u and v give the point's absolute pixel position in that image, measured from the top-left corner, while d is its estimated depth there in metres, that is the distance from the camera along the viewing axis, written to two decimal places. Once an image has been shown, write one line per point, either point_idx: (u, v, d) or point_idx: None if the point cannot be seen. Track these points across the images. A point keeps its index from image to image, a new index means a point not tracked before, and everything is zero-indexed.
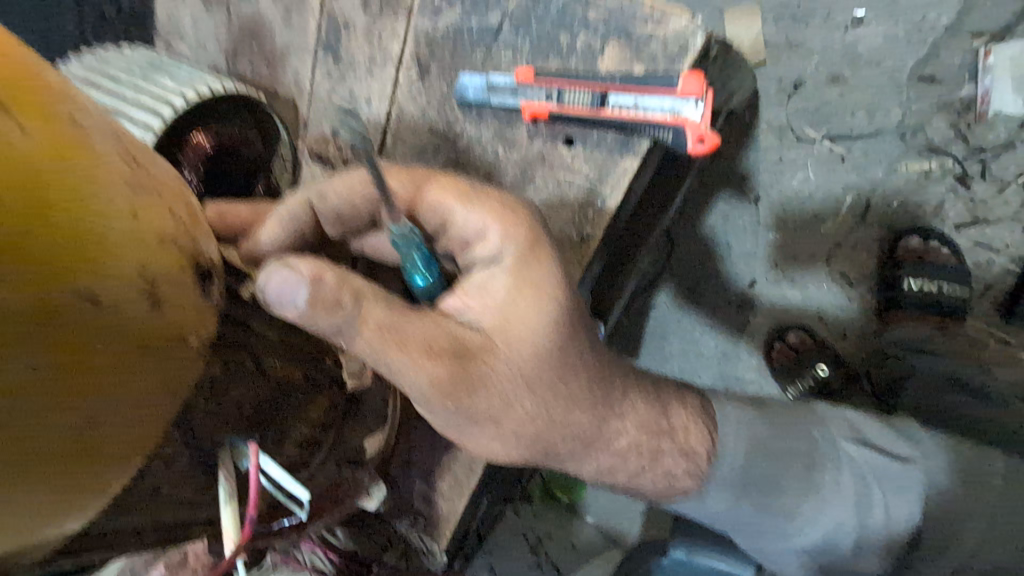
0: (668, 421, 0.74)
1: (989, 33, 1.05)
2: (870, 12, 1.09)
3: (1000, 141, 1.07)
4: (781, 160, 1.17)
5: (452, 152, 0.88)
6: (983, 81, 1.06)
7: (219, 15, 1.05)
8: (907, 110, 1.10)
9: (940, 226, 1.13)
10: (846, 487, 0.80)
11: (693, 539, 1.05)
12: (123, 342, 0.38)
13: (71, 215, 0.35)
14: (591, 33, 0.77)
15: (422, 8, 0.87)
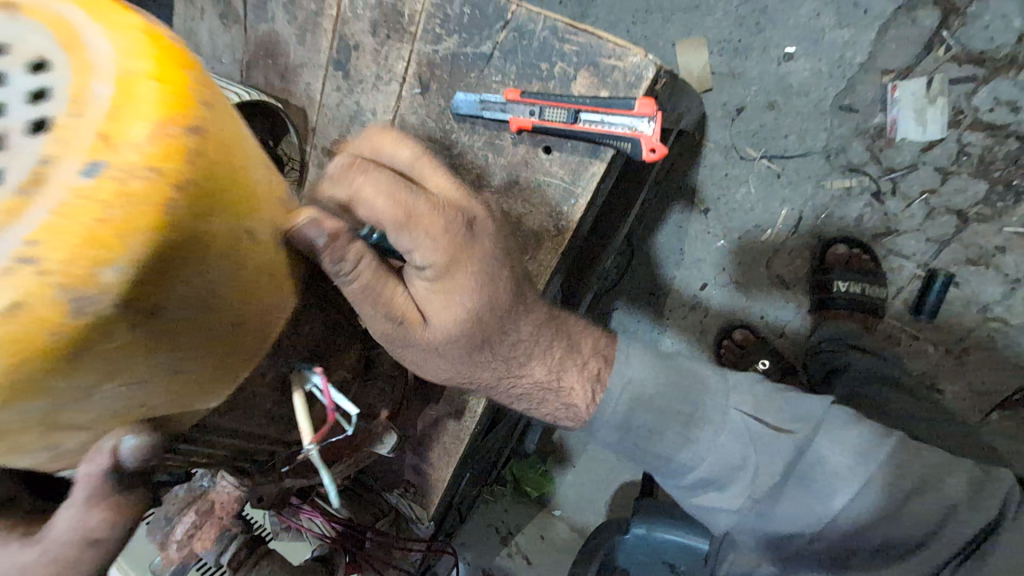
0: (559, 381, 0.89)
1: (894, 72, 1.26)
2: (796, 49, 1.30)
3: (906, 163, 1.28)
4: (726, 176, 1.40)
5: (447, 157, 1.04)
6: (892, 111, 1.27)
7: (237, 31, 1.19)
8: (831, 135, 1.32)
9: (863, 237, 1.35)
10: (720, 448, 0.89)
11: (652, 517, 1.33)
12: (285, 273, 0.49)
13: (258, 169, 0.45)
14: (567, 62, 0.95)
15: (425, 36, 1.03)
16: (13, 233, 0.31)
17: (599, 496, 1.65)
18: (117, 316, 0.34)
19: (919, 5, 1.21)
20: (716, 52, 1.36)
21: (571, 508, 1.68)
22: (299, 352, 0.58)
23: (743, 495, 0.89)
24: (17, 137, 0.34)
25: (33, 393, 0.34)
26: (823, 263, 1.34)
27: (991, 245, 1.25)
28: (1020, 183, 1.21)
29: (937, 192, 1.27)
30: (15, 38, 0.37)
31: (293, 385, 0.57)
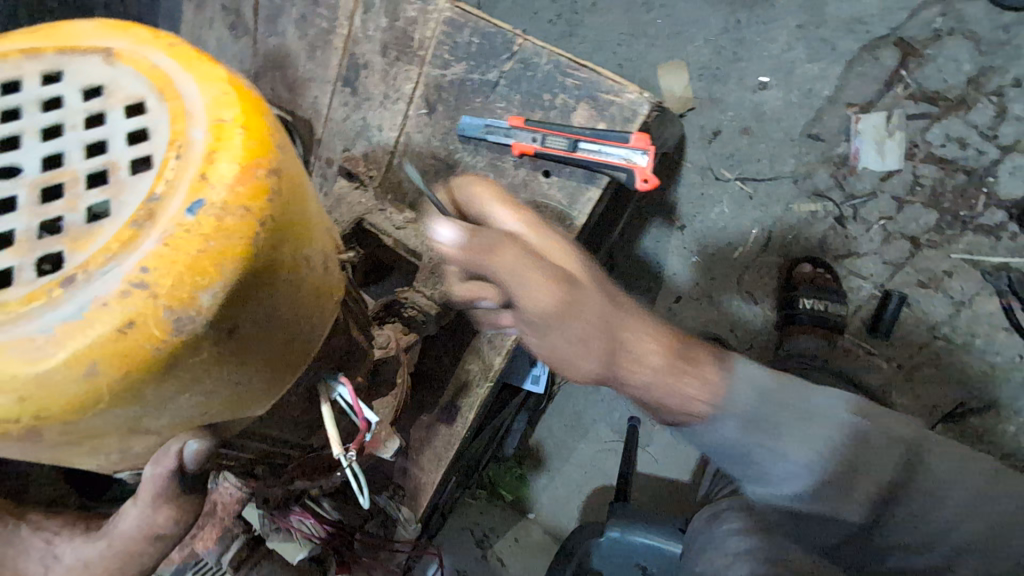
0: (682, 354, 0.90)
1: (858, 105, 1.39)
2: (770, 80, 1.43)
3: (866, 191, 1.40)
4: (701, 195, 1.48)
5: (450, 175, 1.09)
6: (855, 141, 1.39)
7: (247, 42, 1.22)
8: (800, 162, 1.43)
9: (824, 257, 1.43)
10: (849, 448, 0.87)
11: (627, 521, 1.36)
12: (332, 296, 0.53)
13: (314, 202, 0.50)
14: (568, 94, 1.02)
15: (435, 60, 1.09)
16: (129, 261, 0.37)
17: (573, 499, 1.67)
18: (207, 334, 0.39)
19: (881, 46, 1.37)
20: (696, 77, 1.46)
21: (545, 509, 1.69)
22: (326, 362, 0.62)
23: (868, 505, 0.86)
24: (127, 176, 0.40)
25: (131, 400, 0.39)
26: (790, 280, 1.42)
27: (939, 269, 1.37)
28: (966, 214, 1.35)
29: (895, 219, 1.39)
30: (121, 88, 0.44)
31: (320, 396, 0.62)
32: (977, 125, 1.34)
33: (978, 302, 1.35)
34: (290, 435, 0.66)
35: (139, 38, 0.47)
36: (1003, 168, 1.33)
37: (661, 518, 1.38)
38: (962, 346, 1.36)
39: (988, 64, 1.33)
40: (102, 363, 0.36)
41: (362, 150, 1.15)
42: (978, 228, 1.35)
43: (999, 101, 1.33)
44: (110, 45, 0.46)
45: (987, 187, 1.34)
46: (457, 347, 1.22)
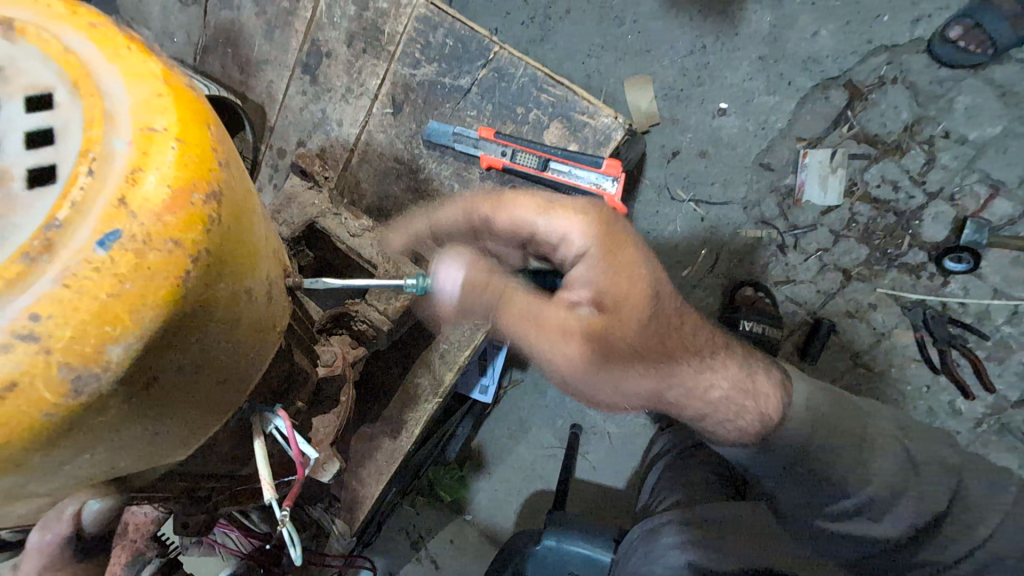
0: (725, 400, 0.89)
1: (807, 139, 1.41)
2: (728, 106, 1.43)
3: (807, 222, 1.41)
4: (657, 212, 1.47)
5: (413, 181, 1.05)
6: (801, 174, 1.40)
7: (196, 13, 1.12)
8: (750, 188, 1.43)
9: (765, 282, 1.44)
10: (884, 471, 0.87)
11: (564, 530, 1.24)
12: (274, 325, 0.48)
13: (258, 221, 0.44)
14: (541, 110, 0.99)
15: (404, 58, 1.03)
16: (16, 304, 0.31)
17: (510, 503, 1.58)
18: (114, 392, 0.33)
19: (831, 86, 1.39)
20: (659, 96, 1.45)
21: (482, 512, 1.59)
22: (262, 394, 0.57)
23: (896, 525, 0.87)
24: (21, 191, 0.33)
25: (8, 469, 0.32)
26: (731, 302, 1.42)
27: (865, 301, 1.39)
28: (892, 251, 1.37)
29: (830, 251, 1.40)
30: (22, 73, 0.35)
31: (253, 428, 0.56)
32: (910, 170, 1.36)
33: (896, 334, 1.38)
34: (216, 469, 0.60)
35: (52, 11, 0.38)
36: (928, 213, 1.36)
37: (596, 526, 1.29)
38: (880, 375, 1.39)
39: (923, 113, 1.35)
40: None
41: (319, 144, 1.08)
42: (901, 267, 1.37)
43: (930, 149, 1.35)
44: (11, 15, 0.37)
45: (913, 230, 1.36)
46: (409, 358, 1.16)
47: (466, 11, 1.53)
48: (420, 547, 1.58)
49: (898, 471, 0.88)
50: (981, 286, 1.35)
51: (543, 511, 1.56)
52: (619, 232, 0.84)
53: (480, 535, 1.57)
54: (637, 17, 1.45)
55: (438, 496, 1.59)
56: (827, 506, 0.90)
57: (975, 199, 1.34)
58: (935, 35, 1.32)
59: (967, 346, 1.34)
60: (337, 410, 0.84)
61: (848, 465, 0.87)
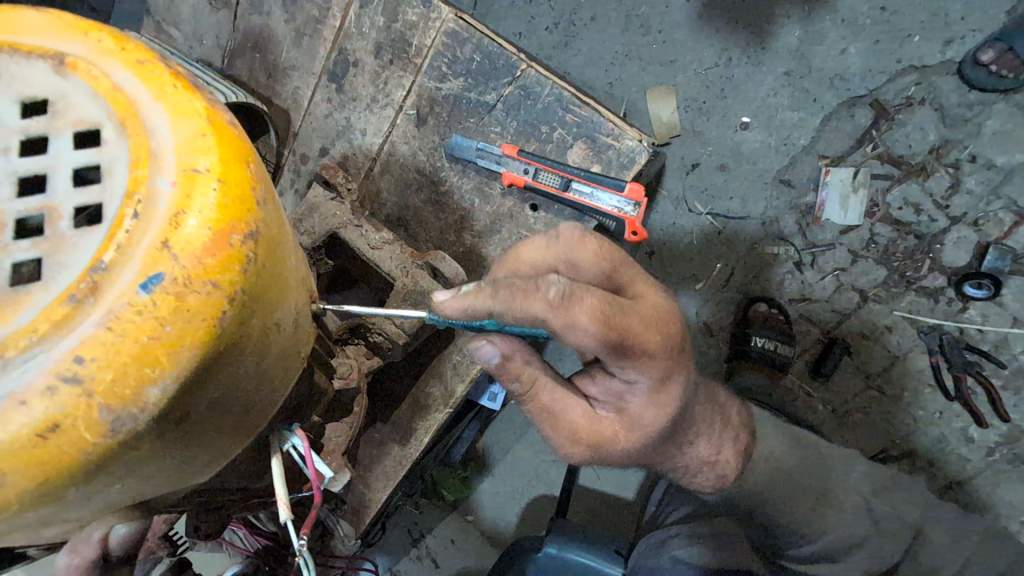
0: (719, 453, 0.89)
1: (830, 158, 1.39)
2: (751, 120, 1.41)
3: (826, 241, 1.39)
4: (673, 224, 1.45)
5: (433, 193, 1.05)
6: (823, 192, 1.38)
7: (226, 17, 1.13)
8: (769, 205, 1.42)
9: (780, 299, 1.42)
10: (841, 521, 0.97)
11: (566, 538, 1.24)
12: (300, 349, 0.48)
13: (289, 252, 0.44)
14: (565, 130, 0.99)
15: (430, 71, 1.03)
16: (61, 346, 0.31)
17: (512, 507, 1.58)
18: (150, 429, 0.34)
19: (858, 104, 1.37)
20: (682, 107, 1.44)
21: (483, 513, 1.59)
22: (280, 413, 0.58)
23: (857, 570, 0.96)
24: (69, 231, 0.34)
25: (45, 503, 0.33)
26: (745, 318, 1.41)
27: (881, 323, 1.37)
28: (912, 275, 1.35)
29: (848, 271, 1.38)
30: (72, 109, 0.37)
31: (271, 447, 0.57)
32: (934, 194, 1.34)
33: (911, 358, 1.36)
34: (231, 483, 0.60)
35: (101, 46, 0.39)
36: (950, 237, 1.33)
37: (599, 538, 1.27)
38: (892, 398, 1.37)
39: (951, 136, 1.33)
40: (12, 473, 0.31)
41: (341, 152, 1.08)
42: (919, 290, 1.35)
43: (955, 172, 1.33)
44: (63, 49, 0.38)
45: (934, 253, 1.34)
46: (422, 367, 1.17)
47: (490, 18, 1.52)
48: (420, 545, 1.57)
49: (854, 525, 0.97)
50: (1001, 313, 1.32)
51: (545, 518, 1.56)
52: (667, 343, 0.71)
53: (482, 538, 1.57)
54: (664, 27, 1.44)
55: (441, 496, 1.58)
56: (788, 543, 1.00)
57: (999, 225, 1.31)
58: (967, 58, 1.30)
59: (982, 373, 1.31)
60: (349, 420, 0.84)
61: (807, 513, 0.96)
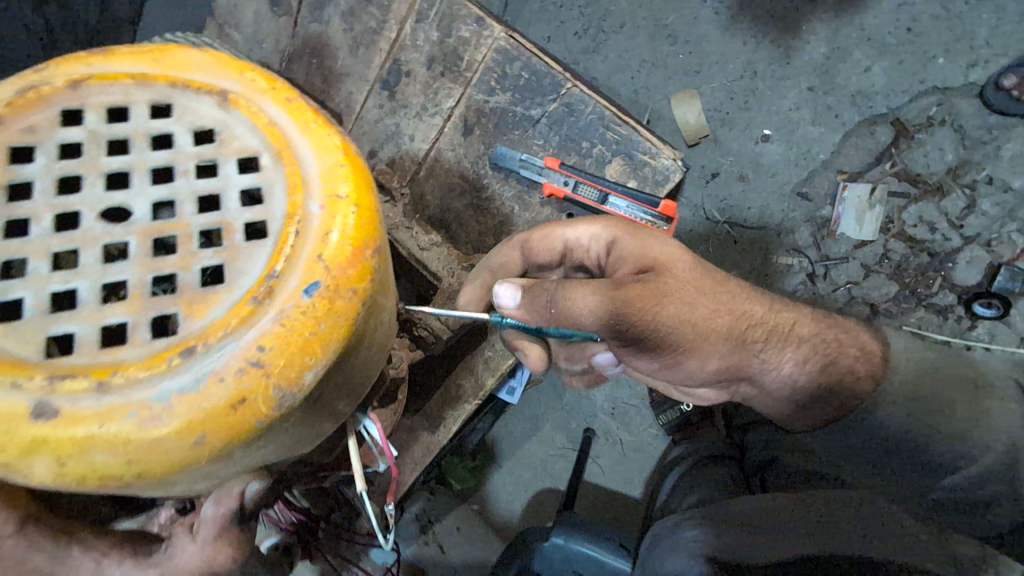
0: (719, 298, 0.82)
1: (847, 173, 1.43)
2: (772, 133, 1.46)
3: (839, 254, 1.44)
4: (690, 230, 1.48)
5: (475, 199, 1.11)
6: (838, 207, 1.43)
7: (287, 24, 1.20)
8: (786, 216, 1.46)
9: (791, 308, 1.46)
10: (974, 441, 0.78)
11: (572, 529, 1.32)
12: (388, 339, 0.57)
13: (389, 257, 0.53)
14: (606, 146, 1.06)
15: (480, 84, 1.09)
16: (247, 336, 0.40)
17: (519, 495, 1.63)
18: (301, 404, 0.43)
19: (878, 122, 1.42)
20: (705, 115, 1.48)
21: (489, 502, 1.64)
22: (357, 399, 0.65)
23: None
24: (243, 242, 0.43)
25: (221, 459, 0.41)
26: None
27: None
28: (922, 291, 1.40)
29: (860, 285, 1.43)
30: (235, 139, 0.46)
31: (347, 427, 0.64)
32: (948, 214, 1.39)
33: None
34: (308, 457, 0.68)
35: (254, 84, 0.48)
36: (961, 256, 1.39)
37: (606, 532, 1.34)
38: None
39: (969, 158, 1.38)
40: (210, 434, 0.39)
41: (389, 155, 1.13)
42: (930, 307, 1.40)
43: (971, 194, 1.38)
44: (223, 86, 0.48)
45: (945, 271, 1.40)
46: (452, 361, 1.22)
47: (521, 21, 1.55)
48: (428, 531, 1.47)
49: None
50: (1008, 333, 1.38)
51: (553, 510, 1.63)
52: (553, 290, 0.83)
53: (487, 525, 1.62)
54: (691, 38, 1.49)
55: (449, 484, 1.61)
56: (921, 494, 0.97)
57: (1011, 247, 1.37)
58: (990, 81, 1.35)
59: None
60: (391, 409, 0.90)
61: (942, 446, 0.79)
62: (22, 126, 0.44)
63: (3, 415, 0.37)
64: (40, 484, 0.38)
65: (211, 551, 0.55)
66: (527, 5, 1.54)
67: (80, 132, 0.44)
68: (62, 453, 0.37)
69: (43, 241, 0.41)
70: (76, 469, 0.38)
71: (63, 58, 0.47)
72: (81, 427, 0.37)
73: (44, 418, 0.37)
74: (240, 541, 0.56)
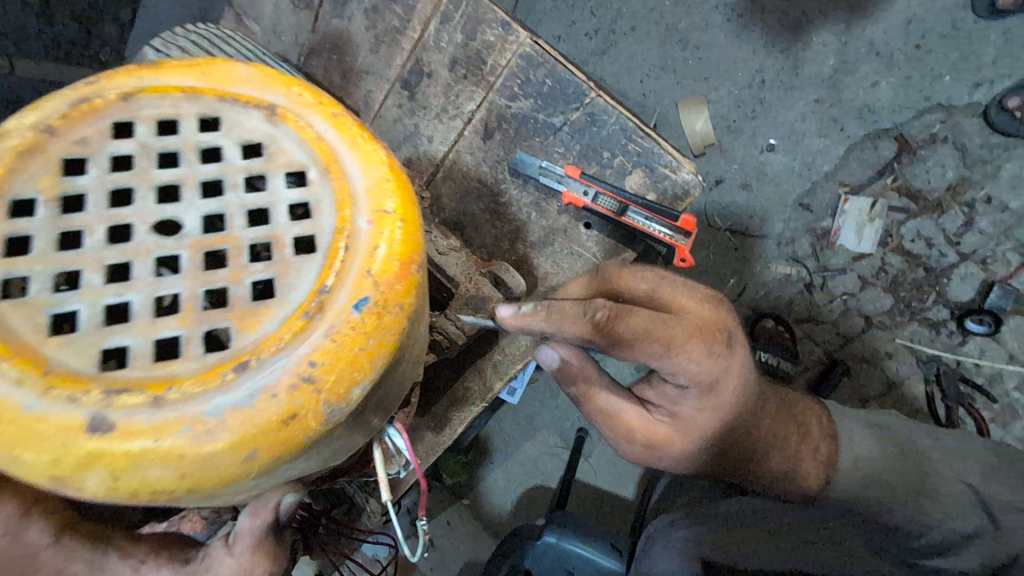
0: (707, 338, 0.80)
1: (850, 186, 1.44)
2: (778, 143, 1.46)
3: (839, 265, 1.45)
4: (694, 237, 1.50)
5: (492, 203, 1.11)
6: (839, 219, 1.44)
7: (307, 17, 1.18)
8: (788, 226, 1.47)
9: (787, 317, 1.48)
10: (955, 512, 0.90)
11: (565, 529, 1.32)
12: (421, 351, 0.57)
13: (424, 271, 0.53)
14: (627, 158, 1.07)
15: (502, 89, 1.09)
16: (299, 351, 0.40)
17: (510, 492, 1.62)
18: (347, 419, 0.43)
19: (883, 137, 1.42)
20: (713, 122, 1.49)
21: (481, 499, 1.63)
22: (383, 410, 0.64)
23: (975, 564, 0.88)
24: (292, 256, 0.43)
25: (266, 473, 0.41)
26: (751, 333, 1.46)
27: (882, 349, 1.44)
28: (916, 305, 1.42)
29: (856, 296, 1.45)
30: (283, 153, 0.46)
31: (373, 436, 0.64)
32: (947, 230, 1.40)
33: (908, 385, 1.43)
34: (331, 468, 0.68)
35: (300, 99, 0.48)
36: (957, 273, 1.40)
37: (599, 532, 1.33)
38: None
39: (968, 176, 1.39)
40: (260, 449, 0.39)
41: (406, 155, 1.13)
42: (923, 321, 1.42)
43: (970, 212, 1.39)
44: (270, 100, 0.48)
45: (940, 287, 1.41)
46: (461, 363, 1.20)
47: (534, 19, 1.54)
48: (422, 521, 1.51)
49: (965, 512, 0.90)
50: (997, 349, 1.40)
51: (544, 507, 1.61)
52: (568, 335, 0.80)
53: (479, 522, 1.61)
54: (702, 44, 1.49)
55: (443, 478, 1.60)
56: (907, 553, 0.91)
57: (1005, 266, 1.39)
58: (993, 102, 1.36)
59: (974, 405, 1.39)
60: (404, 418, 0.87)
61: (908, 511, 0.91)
62: (74, 137, 0.45)
63: (59, 428, 0.37)
64: (91, 498, 0.38)
65: (248, 563, 0.58)
66: (541, 4, 1.54)
67: (130, 145, 0.45)
68: (116, 466, 0.37)
69: (98, 253, 0.42)
70: (129, 483, 0.38)
71: (113, 72, 0.48)
72: (136, 441, 0.37)
73: (100, 431, 0.37)
74: (276, 547, 0.59)
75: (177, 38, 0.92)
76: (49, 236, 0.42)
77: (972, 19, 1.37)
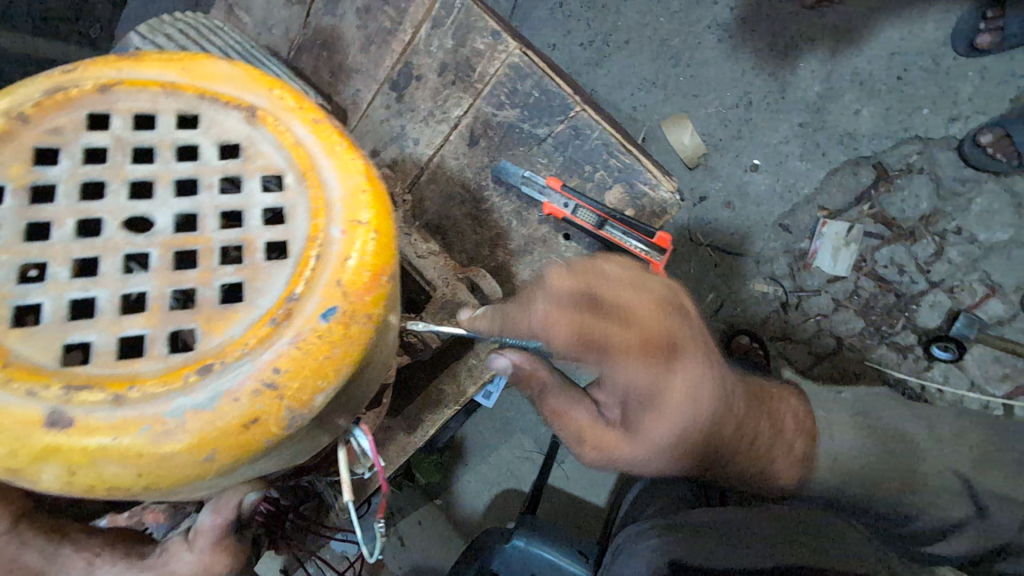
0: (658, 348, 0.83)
1: (828, 210, 1.48)
2: (760, 164, 1.49)
3: (813, 287, 1.49)
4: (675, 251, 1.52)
5: (474, 208, 1.12)
6: (817, 240, 1.48)
7: (299, 12, 1.18)
8: (765, 246, 1.50)
9: (762, 335, 1.51)
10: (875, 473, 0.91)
11: (532, 534, 1.32)
12: (390, 358, 0.58)
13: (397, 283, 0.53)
14: (608, 172, 1.09)
15: (489, 97, 1.10)
16: (263, 357, 0.41)
17: (481, 496, 1.62)
18: (309, 424, 0.43)
19: (861, 163, 1.46)
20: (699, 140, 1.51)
21: (450, 503, 1.63)
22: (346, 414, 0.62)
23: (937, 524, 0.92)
24: (263, 261, 0.44)
25: (226, 474, 0.42)
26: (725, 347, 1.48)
27: (851, 369, 1.47)
28: (886, 329, 1.46)
29: (828, 317, 1.48)
30: (260, 156, 0.47)
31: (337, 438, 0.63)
32: (918, 258, 1.45)
33: None
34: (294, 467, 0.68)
35: (282, 101, 0.49)
36: (926, 300, 1.44)
37: (567, 538, 1.34)
38: None
39: (941, 207, 1.44)
40: (219, 451, 0.40)
41: (392, 156, 1.13)
42: (891, 344, 1.46)
43: (940, 241, 1.44)
44: (251, 100, 0.48)
45: (909, 312, 1.45)
46: (434, 368, 1.18)
47: (528, 26, 1.56)
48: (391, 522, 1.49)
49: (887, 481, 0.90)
50: (960, 375, 1.44)
51: (515, 512, 1.61)
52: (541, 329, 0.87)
53: (449, 522, 1.60)
54: (692, 63, 1.51)
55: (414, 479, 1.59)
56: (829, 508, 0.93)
57: (971, 295, 1.43)
58: (967, 136, 1.40)
59: None
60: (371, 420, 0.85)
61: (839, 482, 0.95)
62: (47, 126, 0.45)
63: (19, 421, 0.38)
64: (47, 490, 0.39)
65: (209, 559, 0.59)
66: (536, 10, 1.56)
67: (105, 137, 0.46)
68: (73, 461, 0.38)
69: (65, 246, 0.42)
70: (86, 478, 0.39)
71: (91, 61, 0.48)
72: (95, 438, 0.38)
73: (58, 427, 0.38)
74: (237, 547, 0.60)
75: (164, 25, 0.91)
76: (17, 226, 0.42)
77: (950, 55, 1.42)
